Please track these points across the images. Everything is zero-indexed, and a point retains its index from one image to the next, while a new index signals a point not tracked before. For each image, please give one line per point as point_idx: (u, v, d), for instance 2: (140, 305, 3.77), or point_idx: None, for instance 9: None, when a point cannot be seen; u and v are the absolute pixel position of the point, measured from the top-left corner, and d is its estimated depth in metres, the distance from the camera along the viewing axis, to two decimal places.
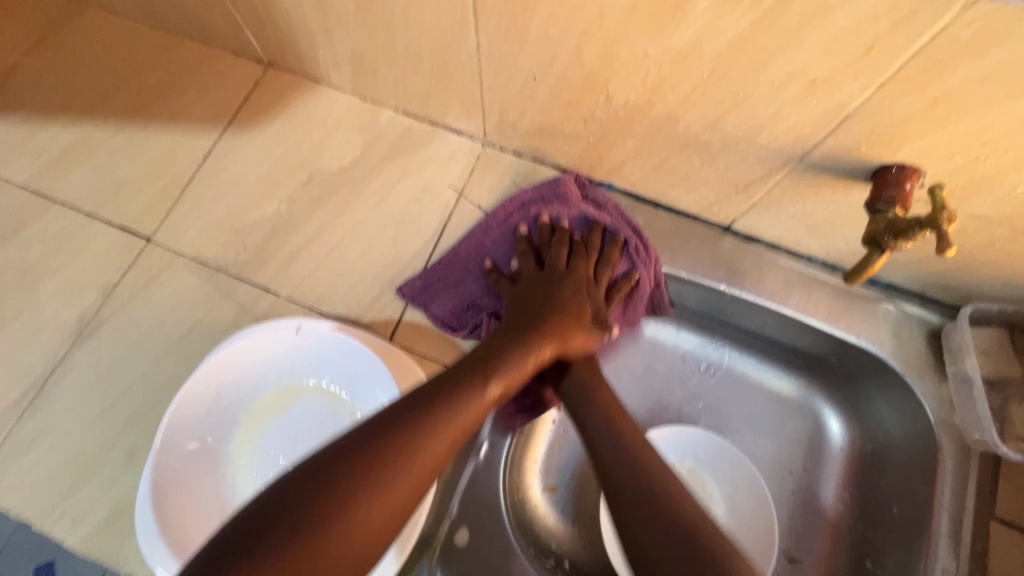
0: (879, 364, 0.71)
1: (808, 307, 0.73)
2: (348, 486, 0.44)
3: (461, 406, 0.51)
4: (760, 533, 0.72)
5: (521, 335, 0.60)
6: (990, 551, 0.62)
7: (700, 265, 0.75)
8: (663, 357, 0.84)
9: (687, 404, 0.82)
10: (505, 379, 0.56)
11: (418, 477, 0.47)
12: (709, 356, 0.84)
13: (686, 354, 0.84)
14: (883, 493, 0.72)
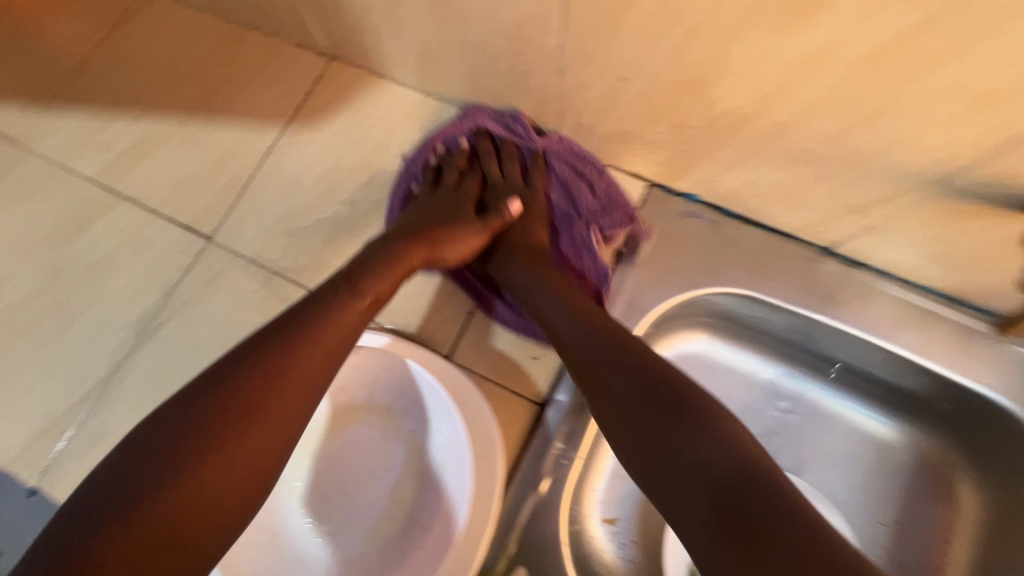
0: (1005, 416, 0.62)
1: (920, 344, 0.64)
2: (201, 427, 0.44)
3: (324, 330, 0.50)
4: None
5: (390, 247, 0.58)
6: None
7: (794, 290, 0.67)
8: (740, 386, 0.76)
9: (765, 440, 0.74)
10: (374, 290, 0.55)
11: (255, 420, 0.46)
12: (793, 387, 0.75)
13: (766, 384, 0.75)
14: (997, 562, 0.63)
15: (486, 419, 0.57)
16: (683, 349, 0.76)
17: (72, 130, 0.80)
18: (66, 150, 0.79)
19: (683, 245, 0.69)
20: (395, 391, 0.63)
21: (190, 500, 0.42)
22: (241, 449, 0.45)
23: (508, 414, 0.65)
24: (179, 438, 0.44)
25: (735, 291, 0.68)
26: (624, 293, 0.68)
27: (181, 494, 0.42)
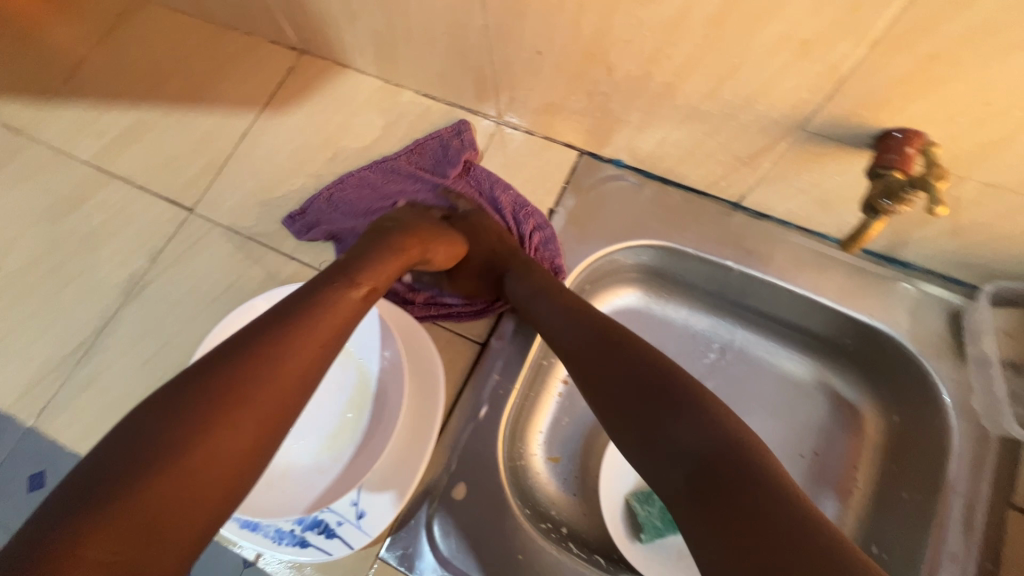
0: (895, 345, 0.69)
1: (819, 285, 0.71)
2: (204, 409, 0.40)
3: (319, 320, 0.48)
4: None
5: (382, 244, 0.62)
6: (1006, 538, 0.59)
7: (706, 240, 0.75)
8: (671, 335, 0.83)
9: None
10: (370, 280, 0.55)
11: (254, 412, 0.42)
12: (720, 334, 0.83)
13: (696, 332, 0.83)
14: (896, 478, 0.70)
15: (431, 351, 0.68)
16: (618, 304, 0.84)
17: (71, 120, 0.90)
18: (65, 138, 0.89)
19: (610, 204, 0.77)
20: None
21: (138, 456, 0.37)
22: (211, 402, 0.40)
23: (453, 354, 0.73)
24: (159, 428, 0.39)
25: (657, 243, 0.76)
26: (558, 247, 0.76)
27: (180, 448, 0.38)
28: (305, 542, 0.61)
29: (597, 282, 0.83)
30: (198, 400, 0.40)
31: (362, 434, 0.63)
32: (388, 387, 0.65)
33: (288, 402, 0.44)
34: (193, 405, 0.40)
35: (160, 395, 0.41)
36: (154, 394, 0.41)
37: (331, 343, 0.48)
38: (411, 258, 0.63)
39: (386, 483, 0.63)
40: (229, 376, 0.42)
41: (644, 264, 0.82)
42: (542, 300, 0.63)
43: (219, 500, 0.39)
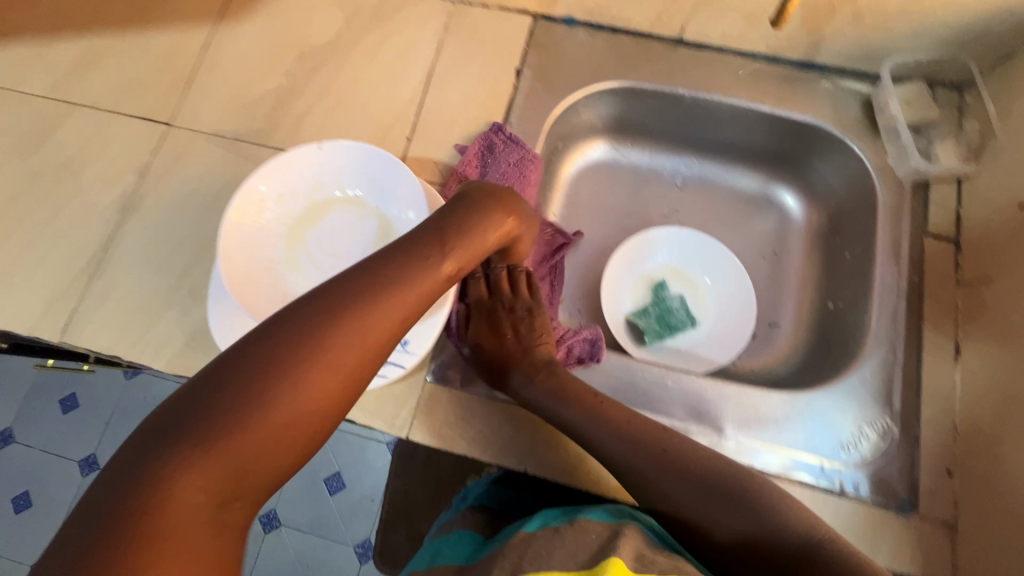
0: (824, 135, 0.82)
1: (758, 97, 0.82)
2: (226, 408, 0.41)
3: (379, 308, 0.48)
4: (739, 302, 0.88)
5: (480, 215, 0.61)
6: (925, 257, 0.74)
7: (658, 75, 0.84)
8: (641, 179, 0.96)
9: (668, 214, 0.95)
10: (457, 259, 0.56)
11: (278, 425, 0.43)
12: (682, 170, 0.95)
13: (660, 172, 0.95)
14: (838, 247, 0.85)
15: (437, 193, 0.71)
16: (591, 158, 0.95)
17: (14, 57, 0.87)
18: (12, 76, 0.86)
19: (570, 58, 0.85)
20: (360, 175, 0.69)
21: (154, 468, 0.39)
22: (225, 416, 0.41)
23: None
24: (173, 441, 0.40)
25: (615, 86, 0.85)
26: (529, 100, 0.83)
27: (194, 450, 0.40)
28: None
29: (571, 141, 0.92)
30: (208, 447, 0.40)
31: None
32: (413, 225, 0.67)
33: (285, 448, 0.43)
34: (207, 416, 0.41)
35: (178, 426, 0.41)
36: (170, 425, 0.41)
37: (398, 326, 0.49)
38: (451, 274, 0.55)
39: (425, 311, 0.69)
40: (236, 424, 0.41)
41: (607, 116, 0.91)
42: (591, 425, 0.64)
43: (226, 506, 0.42)
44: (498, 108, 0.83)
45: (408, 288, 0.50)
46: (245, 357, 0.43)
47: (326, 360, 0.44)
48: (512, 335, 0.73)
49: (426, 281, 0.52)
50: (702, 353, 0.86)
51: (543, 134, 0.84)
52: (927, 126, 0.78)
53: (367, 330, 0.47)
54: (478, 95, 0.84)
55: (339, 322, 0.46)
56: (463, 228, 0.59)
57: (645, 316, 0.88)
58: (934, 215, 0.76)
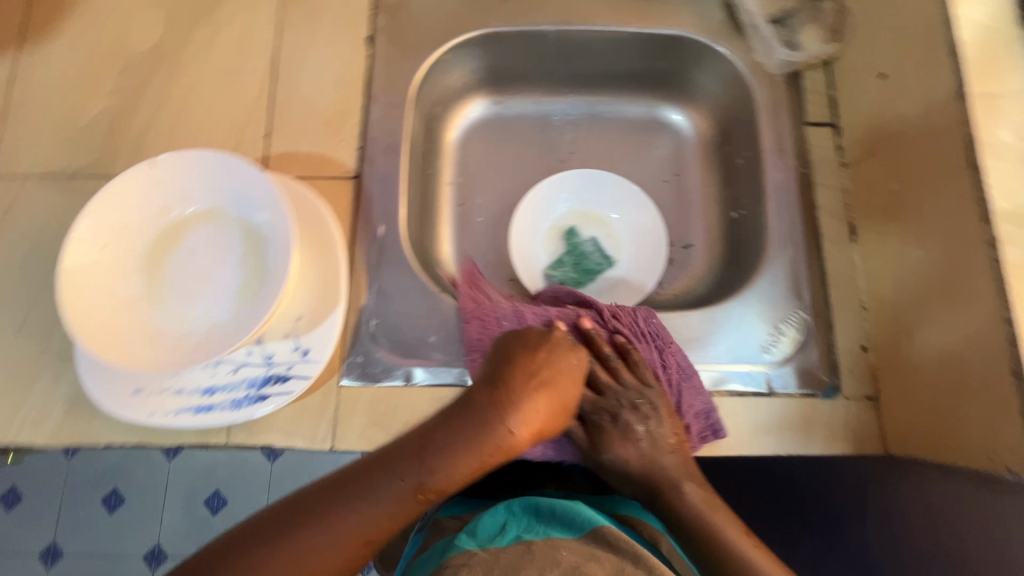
0: (694, 45, 0.80)
1: (621, 18, 0.79)
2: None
3: (354, 518, 0.49)
4: (650, 228, 0.86)
5: (475, 420, 0.51)
6: (809, 147, 0.75)
7: (518, 14, 0.79)
8: (530, 129, 0.92)
9: (565, 159, 0.92)
10: (436, 487, 0.50)
11: None
12: (569, 111, 0.92)
13: (548, 117, 0.92)
14: (730, 155, 0.85)
15: (308, 193, 0.70)
16: (473, 119, 0.90)
17: None
18: None
19: (419, 14, 0.79)
20: (211, 185, 0.62)
21: None
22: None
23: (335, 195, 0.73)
24: None
25: (477, 36, 0.79)
26: (387, 68, 0.77)
27: None
28: (264, 396, 0.64)
29: (448, 101, 0.87)
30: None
31: (270, 275, 0.60)
32: (273, 225, 0.61)
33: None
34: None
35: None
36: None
37: (371, 539, 0.49)
38: (419, 501, 0.50)
39: (320, 313, 0.67)
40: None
41: (478, 68, 0.85)
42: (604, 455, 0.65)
43: None
44: (356, 83, 0.77)
45: (391, 511, 0.49)
46: (257, 543, 0.47)
47: (315, 545, 0.48)
48: (614, 426, 0.65)
49: (406, 496, 0.50)
50: (624, 289, 0.85)
51: (412, 100, 0.77)
52: (789, 16, 0.77)
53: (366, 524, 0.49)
54: (333, 74, 0.77)
55: (333, 511, 0.49)
56: (514, 388, 0.52)
57: (561, 266, 0.87)
58: (809, 103, 0.76)
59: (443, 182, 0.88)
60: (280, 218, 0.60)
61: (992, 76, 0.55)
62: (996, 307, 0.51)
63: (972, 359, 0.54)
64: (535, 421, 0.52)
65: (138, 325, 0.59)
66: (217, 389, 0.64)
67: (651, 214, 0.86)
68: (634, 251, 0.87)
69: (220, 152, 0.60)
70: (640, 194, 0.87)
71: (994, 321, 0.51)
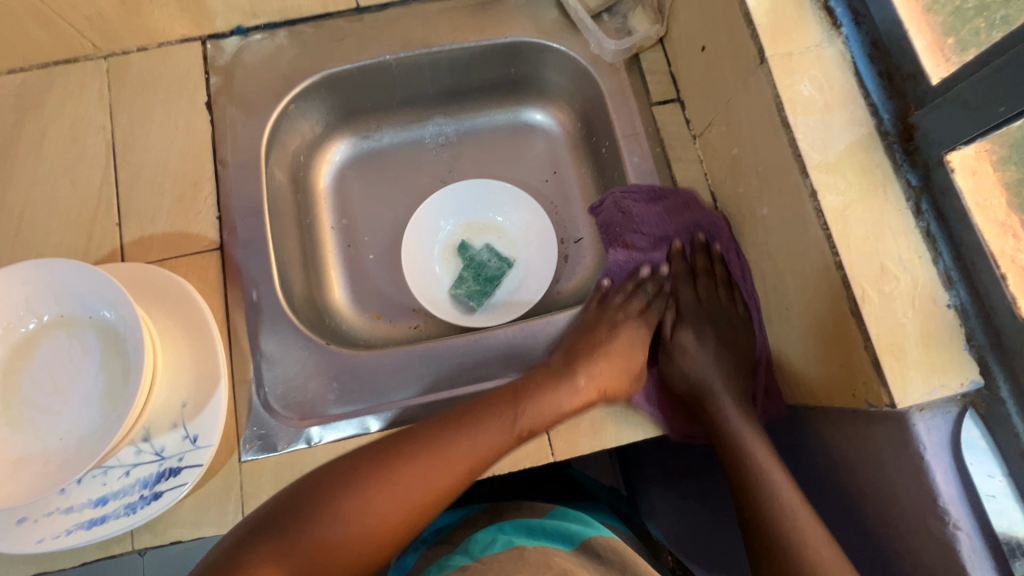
0: (536, 48, 0.81)
1: (459, 35, 0.80)
2: (342, 499, 0.56)
3: (493, 427, 0.62)
4: (538, 224, 0.88)
5: (556, 372, 0.68)
6: (659, 126, 0.77)
7: (355, 51, 0.79)
8: (402, 156, 0.91)
9: (444, 177, 0.92)
10: (529, 421, 0.64)
11: (364, 542, 0.56)
12: (437, 131, 0.92)
13: (417, 141, 0.91)
14: (595, 144, 0.86)
15: (166, 274, 0.68)
16: (339, 160, 0.89)
17: None
18: None
19: (254, 70, 0.78)
20: (48, 294, 0.59)
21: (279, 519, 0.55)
22: (353, 496, 0.57)
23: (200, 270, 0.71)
24: (310, 516, 0.55)
25: (318, 79, 0.79)
26: (232, 130, 0.76)
27: (309, 520, 0.55)
28: (159, 493, 0.62)
29: (310, 148, 0.86)
30: (286, 551, 0.54)
31: (134, 371, 0.58)
32: (128, 323, 0.59)
33: (340, 562, 0.56)
34: (312, 503, 0.56)
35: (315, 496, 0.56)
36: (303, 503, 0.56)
37: (518, 439, 0.64)
38: (519, 441, 0.63)
39: (202, 396, 0.65)
40: (322, 531, 0.55)
41: (332, 110, 0.85)
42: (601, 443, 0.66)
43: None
44: (203, 151, 0.75)
45: (490, 437, 0.62)
46: (371, 461, 0.59)
47: (404, 495, 0.58)
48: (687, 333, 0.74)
49: (508, 434, 0.63)
50: (526, 288, 0.86)
51: (265, 156, 0.76)
52: (616, 5, 0.79)
53: (490, 433, 0.62)
54: (178, 146, 0.75)
55: (441, 442, 0.60)
56: (599, 363, 0.70)
57: (463, 283, 0.85)
58: (652, 84, 0.78)
59: (322, 228, 0.87)
60: (132, 315, 0.58)
61: (784, 35, 0.58)
62: (827, 253, 0.54)
63: (822, 305, 0.56)
64: (602, 376, 0.69)
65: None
66: (108, 498, 0.61)
67: (535, 210, 0.88)
68: (529, 248, 0.88)
69: (54, 260, 0.57)
70: (522, 195, 0.89)
71: (829, 267, 0.54)
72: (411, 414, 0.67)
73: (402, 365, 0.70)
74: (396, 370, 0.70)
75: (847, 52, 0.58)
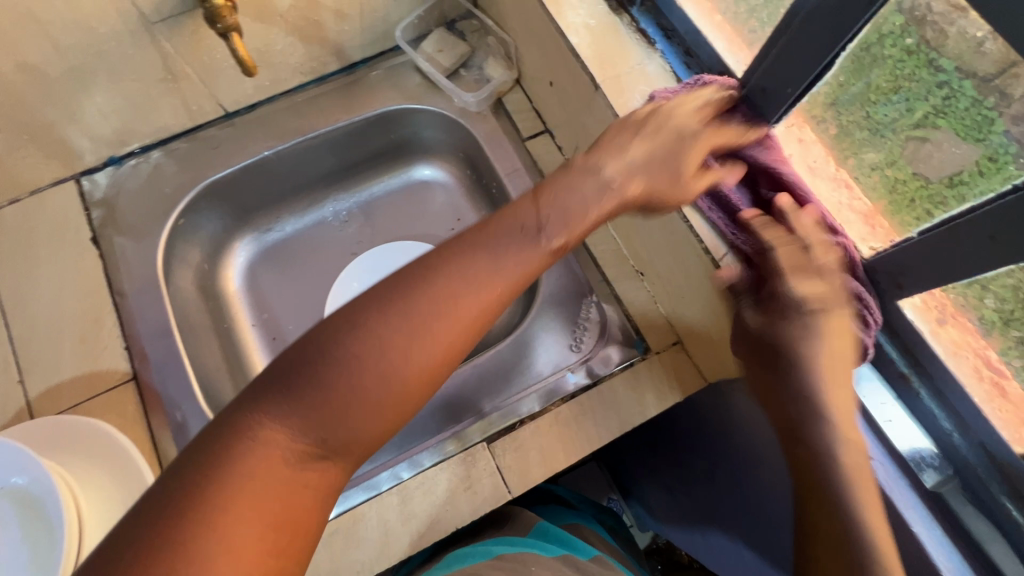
0: (405, 112, 0.86)
1: (332, 117, 0.84)
2: (377, 314, 0.41)
3: (496, 267, 0.44)
4: None
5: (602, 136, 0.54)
6: (537, 158, 0.82)
7: (233, 155, 0.81)
8: (307, 239, 0.92)
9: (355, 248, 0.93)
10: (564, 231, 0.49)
11: (387, 398, 0.40)
12: (336, 208, 0.94)
13: (320, 222, 0.93)
14: (486, 186, 0.90)
15: (81, 419, 0.65)
16: (245, 260, 0.89)
17: None
18: None
19: (138, 194, 0.79)
20: None
21: (198, 464, 0.37)
22: (332, 373, 0.39)
23: (118, 406, 0.69)
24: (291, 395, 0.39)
25: (202, 188, 0.80)
26: (124, 258, 0.76)
27: (301, 387, 0.39)
28: None
29: (212, 256, 0.86)
30: (312, 402, 0.39)
31: (58, 528, 0.56)
32: (39, 484, 0.57)
33: (351, 424, 0.40)
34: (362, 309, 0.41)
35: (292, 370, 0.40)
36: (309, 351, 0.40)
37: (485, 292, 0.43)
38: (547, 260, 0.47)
39: None
40: (332, 391, 0.39)
41: (225, 213, 0.86)
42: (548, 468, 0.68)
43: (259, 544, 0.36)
44: (98, 287, 0.74)
45: (524, 262, 0.45)
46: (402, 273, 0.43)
47: (459, 309, 0.42)
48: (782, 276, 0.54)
49: (532, 246, 0.47)
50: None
51: (164, 275, 0.76)
52: (469, 58, 0.85)
53: (495, 280, 0.44)
54: (71, 286, 0.74)
55: (460, 255, 0.44)
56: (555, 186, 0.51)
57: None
58: (521, 123, 0.84)
59: (240, 329, 0.86)
60: (43, 473, 0.56)
61: (609, 62, 0.65)
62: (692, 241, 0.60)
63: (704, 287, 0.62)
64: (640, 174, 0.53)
65: None
66: None
67: None
68: None
69: None
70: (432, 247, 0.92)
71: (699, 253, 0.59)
72: (362, 492, 0.67)
73: None
74: None
75: (666, 64, 0.65)
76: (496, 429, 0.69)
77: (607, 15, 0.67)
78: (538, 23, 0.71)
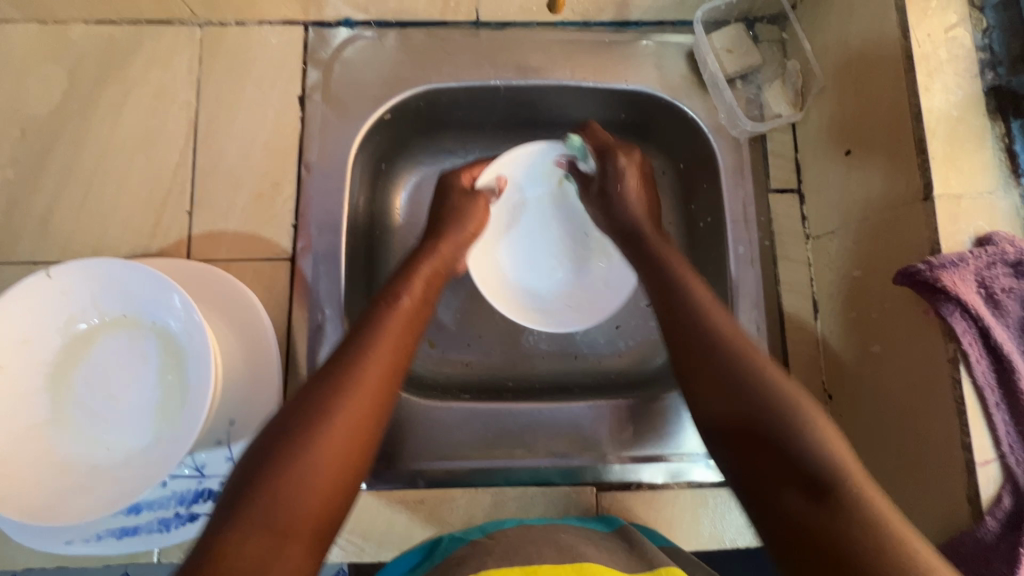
0: (654, 99, 0.75)
1: (579, 71, 0.73)
2: (275, 445, 0.44)
3: (378, 339, 0.52)
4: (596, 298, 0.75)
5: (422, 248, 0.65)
6: (773, 217, 0.71)
7: (464, 69, 0.73)
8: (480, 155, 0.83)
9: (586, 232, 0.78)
10: (422, 274, 0.61)
11: (353, 444, 0.46)
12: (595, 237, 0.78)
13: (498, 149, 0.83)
14: (693, 212, 0.79)
15: (238, 284, 0.64)
16: (416, 174, 0.82)
17: None
18: None
19: (358, 68, 0.72)
20: (116, 294, 0.55)
21: (220, 505, 0.42)
22: (264, 467, 0.43)
23: (268, 281, 0.67)
24: (241, 508, 0.41)
25: (418, 91, 0.73)
26: (321, 132, 0.70)
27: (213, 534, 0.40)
28: (195, 514, 0.60)
29: (390, 158, 0.79)
30: (257, 508, 0.41)
31: (191, 393, 0.55)
32: (189, 343, 0.55)
33: (313, 501, 0.43)
34: (285, 417, 0.46)
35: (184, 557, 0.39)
36: (260, 454, 0.44)
37: (392, 359, 0.52)
38: (428, 283, 0.61)
39: (255, 420, 0.62)
40: (284, 472, 0.42)
41: (422, 121, 0.78)
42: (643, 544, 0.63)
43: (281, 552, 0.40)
44: (289, 151, 0.70)
45: (401, 315, 0.55)
46: (278, 422, 0.46)
47: (360, 388, 0.48)
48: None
49: (415, 294, 0.59)
50: (576, 309, 0.75)
51: (351, 167, 0.71)
52: (753, 72, 0.73)
53: (393, 324, 0.54)
54: (263, 139, 0.70)
55: (345, 368, 0.49)
56: (360, 329, 0.53)
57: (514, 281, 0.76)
58: (774, 168, 0.72)
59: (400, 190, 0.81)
60: (200, 337, 0.55)
61: (957, 174, 0.52)
62: (955, 428, 0.49)
63: (930, 475, 0.52)
64: (430, 269, 0.62)
65: (44, 454, 0.53)
66: (141, 509, 0.59)
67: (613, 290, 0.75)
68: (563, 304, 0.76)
69: (134, 263, 0.53)
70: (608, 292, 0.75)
71: (954, 445, 0.49)
72: (462, 475, 0.64)
73: (458, 419, 0.65)
74: (446, 425, 0.65)
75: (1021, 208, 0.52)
76: (611, 480, 0.65)
77: (979, 115, 0.53)
78: (880, 82, 0.58)
